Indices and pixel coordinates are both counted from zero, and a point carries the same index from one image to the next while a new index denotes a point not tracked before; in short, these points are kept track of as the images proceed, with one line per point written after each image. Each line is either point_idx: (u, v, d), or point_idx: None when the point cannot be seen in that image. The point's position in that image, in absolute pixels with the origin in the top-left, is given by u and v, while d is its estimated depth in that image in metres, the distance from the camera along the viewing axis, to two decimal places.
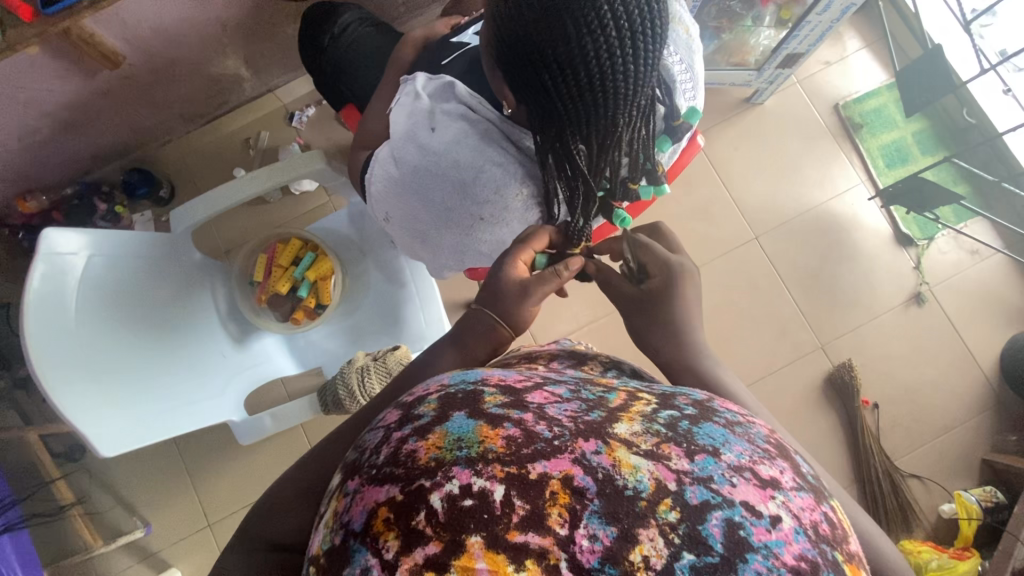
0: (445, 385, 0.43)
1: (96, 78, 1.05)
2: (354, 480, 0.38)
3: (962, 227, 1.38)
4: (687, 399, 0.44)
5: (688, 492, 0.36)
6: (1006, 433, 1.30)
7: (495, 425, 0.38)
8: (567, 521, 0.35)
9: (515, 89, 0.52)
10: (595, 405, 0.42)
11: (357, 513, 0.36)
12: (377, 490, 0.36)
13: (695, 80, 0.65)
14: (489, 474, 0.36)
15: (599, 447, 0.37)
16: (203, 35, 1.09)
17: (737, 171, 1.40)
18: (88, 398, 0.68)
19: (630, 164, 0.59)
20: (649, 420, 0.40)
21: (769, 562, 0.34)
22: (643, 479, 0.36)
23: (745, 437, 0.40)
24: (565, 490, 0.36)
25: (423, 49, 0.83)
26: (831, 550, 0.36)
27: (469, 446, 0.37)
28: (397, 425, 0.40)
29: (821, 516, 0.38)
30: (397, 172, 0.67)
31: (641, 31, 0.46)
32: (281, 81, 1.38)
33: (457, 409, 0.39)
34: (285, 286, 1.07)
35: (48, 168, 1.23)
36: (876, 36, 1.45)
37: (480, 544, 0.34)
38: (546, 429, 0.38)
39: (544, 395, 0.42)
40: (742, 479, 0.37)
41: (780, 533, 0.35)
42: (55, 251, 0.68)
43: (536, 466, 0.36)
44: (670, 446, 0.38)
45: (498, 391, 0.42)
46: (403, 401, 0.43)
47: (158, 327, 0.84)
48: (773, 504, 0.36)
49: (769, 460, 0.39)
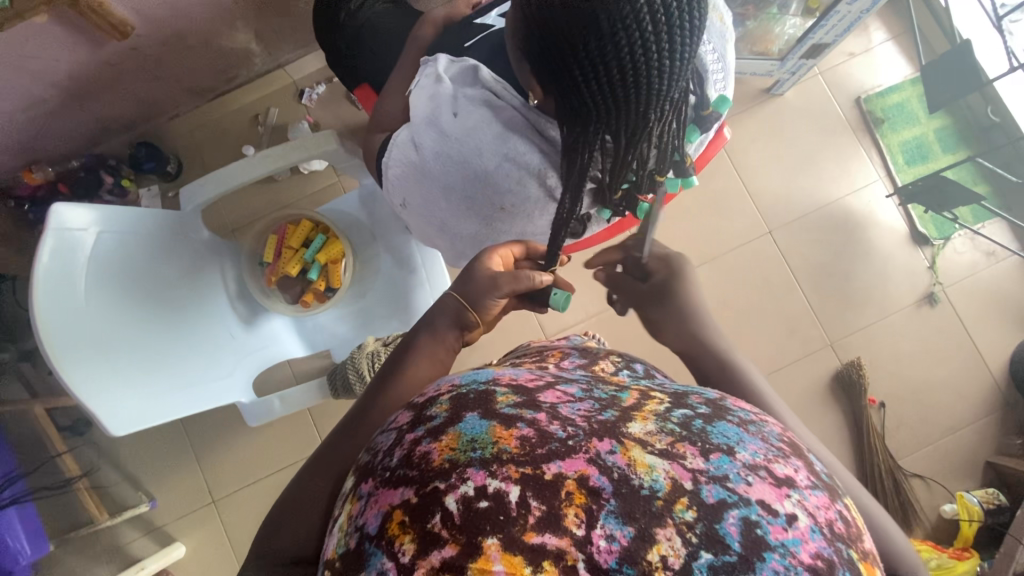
0: (456, 385, 0.42)
1: (104, 49, 1.02)
2: (368, 482, 0.38)
3: (978, 228, 1.36)
4: (700, 398, 0.43)
5: (705, 491, 0.35)
6: (1012, 436, 1.29)
7: (508, 425, 0.37)
8: (583, 522, 0.34)
9: (542, 80, 0.51)
10: (608, 404, 0.41)
11: (371, 517, 0.36)
12: (392, 494, 0.36)
13: (725, 69, 0.62)
14: (504, 475, 0.35)
15: (614, 447, 0.37)
16: (214, 7, 1.07)
17: (754, 164, 1.38)
18: (96, 377, 0.67)
19: (658, 155, 0.57)
20: (662, 418, 0.40)
21: (786, 561, 0.33)
22: (658, 479, 0.35)
23: (759, 435, 0.40)
24: (580, 491, 0.35)
25: (442, 29, 0.80)
26: (846, 549, 0.35)
27: (482, 447, 0.36)
28: (409, 427, 0.40)
29: (836, 514, 0.37)
30: (418, 158, 0.64)
31: (678, 25, 0.44)
32: (291, 56, 1.36)
33: (470, 409, 0.39)
34: (296, 268, 1.05)
35: (54, 140, 1.21)
36: (902, 29, 1.41)
37: (496, 546, 0.33)
38: (560, 429, 0.38)
39: (557, 395, 0.41)
40: (758, 477, 0.36)
41: (797, 532, 0.34)
42: (65, 226, 0.67)
43: (551, 467, 0.36)
44: (684, 445, 0.37)
45: (510, 391, 0.41)
46: (414, 402, 0.43)
47: (165, 306, 0.82)
48: (789, 502, 0.35)
49: (783, 458, 0.38)
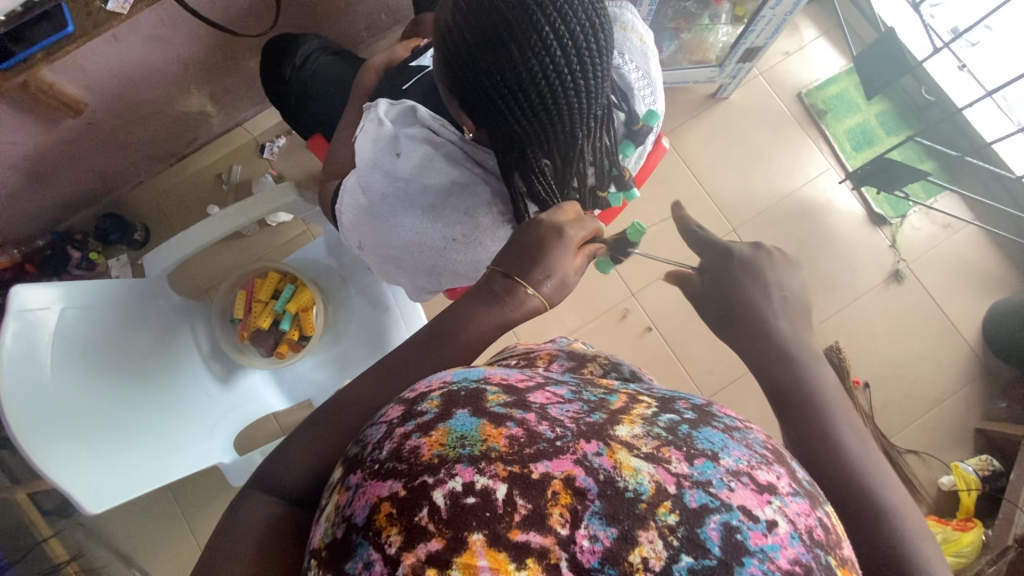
0: (448, 382, 0.39)
1: (59, 129, 1.04)
2: (356, 474, 0.35)
3: (931, 202, 1.40)
4: (686, 402, 0.40)
5: (688, 496, 0.32)
6: (996, 400, 1.31)
7: (498, 424, 0.35)
8: (568, 521, 0.32)
9: (470, 114, 0.53)
10: (597, 406, 0.38)
11: (359, 508, 0.33)
12: (380, 485, 0.33)
13: (652, 83, 0.64)
14: (491, 472, 0.33)
15: (601, 449, 0.34)
16: (167, 77, 1.09)
17: (709, 167, 1.42)
18: (70, 456, 0.66)
19: (596, 172, 0.60)
20: (650, 422, 0.37)
21: (765, 567, 0.30)
22: (643, 482, 0.33)
23: (744, 442, 0.36)
24: (566, 491, 0.32)
25: (384, 73, 0.83)
26: (826, 556, 0.32)
27: (472, 444, 0.34)
28: (400, 421, 0.37)
29: (817, 521, 0.34)
30: (365, 202, 0.66)
31: (586, 47, 0.46)
32: (248, 113, 1.39)
33: (459, 406, 0.36)
34: (267, 321, 1.08)
35: (18, 222, 1.22)
36: (831, 24, 1.48)
37: (481, 542, 0.31)
38: (549, 429, 0.35)
39: (547, 395, 0.39)
40: (740, 483, 0.33)
41: (777, 538, 0.31)
42: (25, 308, 0.66)
43: (538, 466, 0.33)
44: (670, 449, 0.34)
45: (501, 390, 0.38)
46: (405, 397, 0.40)
47: (130, 379, 0.80)
48: (770, 508, 0.32)
49: (766, 465, 0.35)
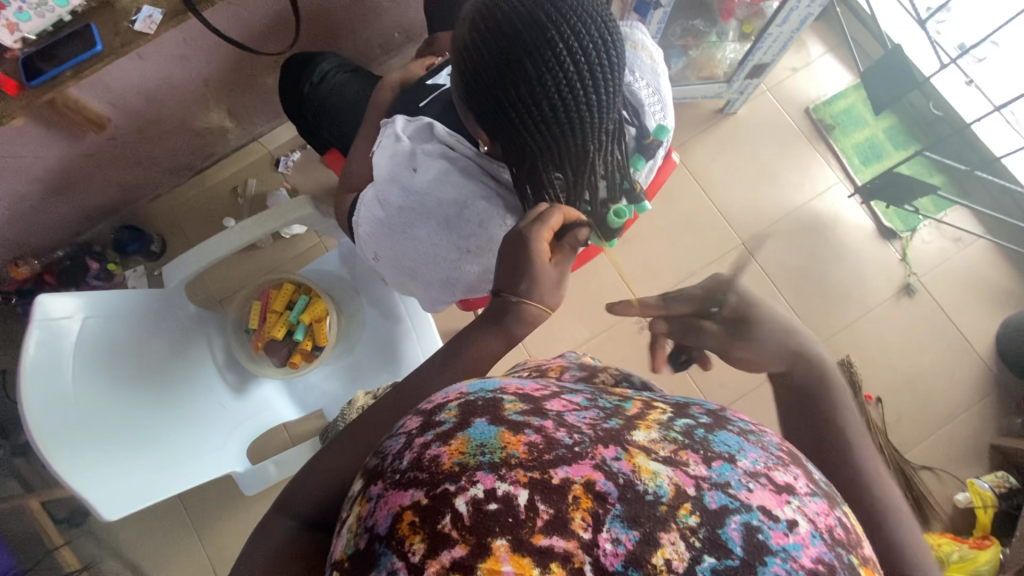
0: (465, 392, 0.40)
1: (83, 143, 1.07)
2: (377, 484, 0.36)
3: (942, 216, 1.40)
4: (700, 407, 0.41)
5: (707, 497, 0.33)
6: (1012, 416, 1.30)
7: (516, 431, 0.35)
8: (590, 525, 0.32)
9: (484, 127, 0.54)
10: (612, 412, 0.39)
11: (381, 518, 0.34)
12: (401, 495, 0.34)
13: (663, 100, 0.66)
14: (513, 478, 0.33)
15: (619, 453, 0.35)
16: (187, 93, 1.12)
17: (717, 180, 1.43)
18: (90, 463, 0.67)
19: (608, 185, 0.61)
20: (665, 426, 0.37)
21: (788, 565, 0.31)
22: (662, 484, 0.33)
23: (759, 444, 0.37)
24: (587, 495, 0.33)
25: (400, 89, 0.85)
26: (847, 554, 0.33)
27: (492, 451, 0.34)
28: (418, 431, 0.37)
29: (835, 520, 0.34)
30: (383, 214, 0.68)
31: (597, 64, 0.48)
32: (264, 129, 1.42)
33: (478, 415, 0.36)
34: (281, 331, 1.10)
35: (40, 233, 1.24)
36: (837, 41, 1.50)
37: (506, 547, 0.32)
38: (567, 435, 0.36)
39: (562, 403, 0.39)
40: (759, 484, 0.34)
41: (797, 537, 0.32)
42: (49, 316, 0.67)
43: (558, 471, 0.34)
44: (687, 452, 0.35)
45: (517, 398, 0.39)
46: (422, 407, 0.40)
47: (150, 387, 0.82)
48: (789, 508, 0.33)
49: (782, 466, 0.36)
